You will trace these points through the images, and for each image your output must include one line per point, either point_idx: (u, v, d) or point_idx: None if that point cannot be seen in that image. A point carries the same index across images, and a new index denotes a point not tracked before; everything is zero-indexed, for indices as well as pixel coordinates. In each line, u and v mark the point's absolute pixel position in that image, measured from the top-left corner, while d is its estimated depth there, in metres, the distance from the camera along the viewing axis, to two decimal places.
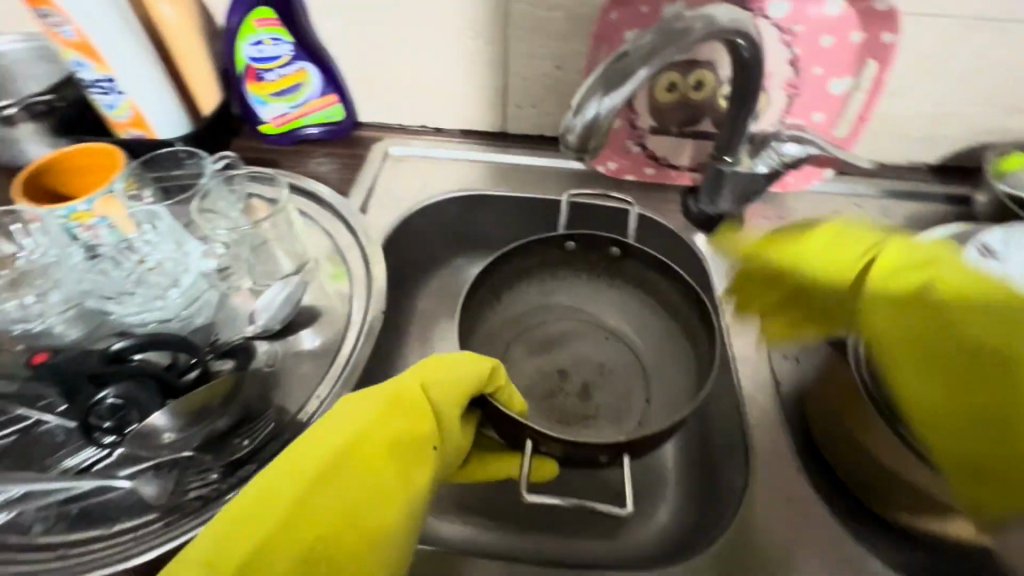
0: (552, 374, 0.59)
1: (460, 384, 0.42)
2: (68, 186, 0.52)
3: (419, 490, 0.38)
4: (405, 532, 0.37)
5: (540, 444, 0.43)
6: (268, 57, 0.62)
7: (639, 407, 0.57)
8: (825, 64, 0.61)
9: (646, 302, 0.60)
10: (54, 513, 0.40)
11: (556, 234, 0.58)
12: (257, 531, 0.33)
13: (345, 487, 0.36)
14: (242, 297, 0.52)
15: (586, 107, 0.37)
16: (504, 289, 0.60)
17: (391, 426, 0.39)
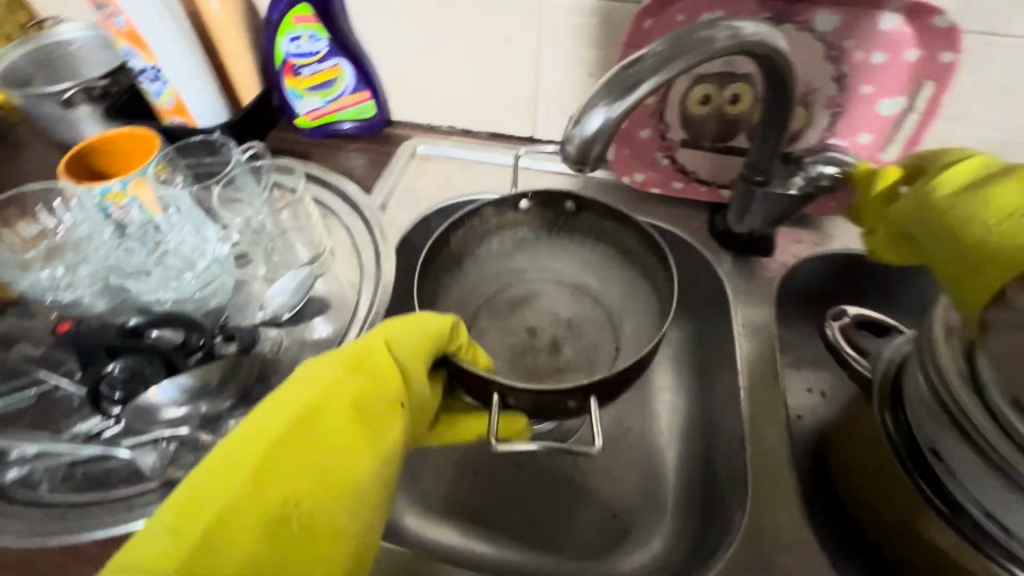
0: (519, 333, 0.58)
1: (422, 340, 0.43)
2: (109, 165, 0.55)
3: (388, 449, 0.40)
4: (377, 489, 0.39)
5: (507, 397, 0.45)
6: (305, 53, 0.64)
7: (608, 350, 0.56)
8: (875, 83, 0.57)
9: (606, 252, 0.58)
10: (61, 473, 0.42)
11: (507, 195, 0.55)
12: (226, 491, 0.33)
13: (312, 450, 0.37)
14: (256, 286, 0.54)
15: (586, 119, 0.36)
16: (467, 261, 0.58)
17: (356, 387, 0.40)
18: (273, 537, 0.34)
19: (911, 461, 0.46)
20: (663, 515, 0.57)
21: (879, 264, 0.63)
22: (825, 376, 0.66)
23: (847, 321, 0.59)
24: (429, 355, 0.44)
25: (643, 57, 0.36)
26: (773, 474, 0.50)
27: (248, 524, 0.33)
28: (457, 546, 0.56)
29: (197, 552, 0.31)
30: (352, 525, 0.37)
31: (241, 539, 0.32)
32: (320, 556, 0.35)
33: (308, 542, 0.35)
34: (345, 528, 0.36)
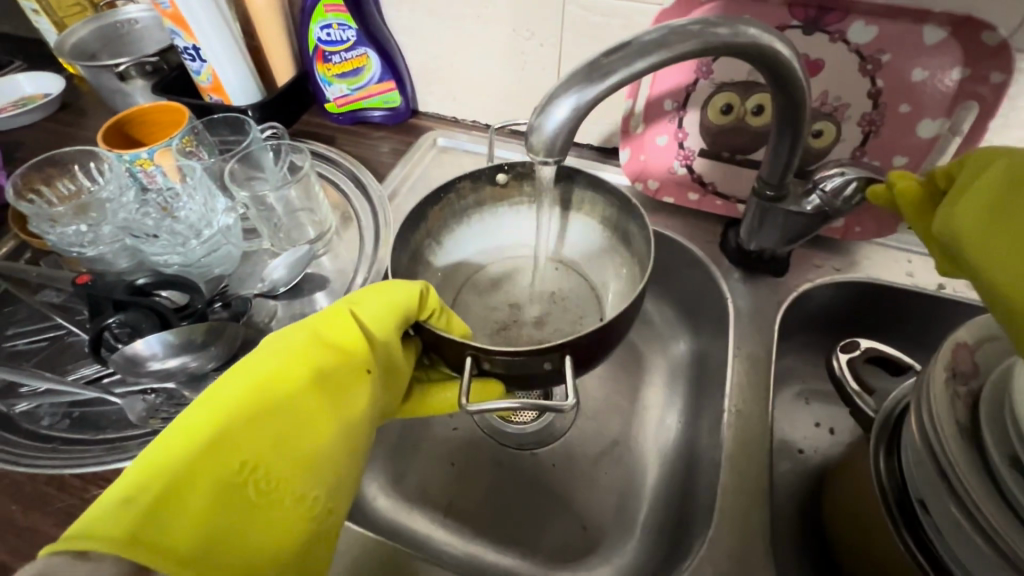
0: (505, 308, 0.61)
1: (389, 310, 0.45)
2: (142, 134, 0.59)
3: (352, 415, 0.42)
4: (339, 453, 0.40)
5: (481, 361, 0.44)
6: (335, 41, 0.66)
7: (592, 311, 0.60)
8: (913, 101, 0.53)
9: (585, 225, 0.59)
10: (60, 412, 0.48)
11: (483, 170, 0.57)
12: (189, 452, 0.34)
13: (272, 417, 0.38)
14: (262, 256, 0.59)
15: (551, 108, 0.35)
16: (447, 238, 0.59)
17: (318, 357, 0.41)
18: (231, 497, 0.34)
19: (898, 512, 0.42)
20: (636, 533, 0.56)
21: (907, 297, 0.58)
22: (835, 410, 0.62)
23: (857, 353, 0.55)
24: (399, 325, 0.45)
25: (625, 46, 0.35)
26: (747, 504, 0.47)
27: (205, 486, 0.34)
28: (425, 536, 0.56)
29: (150, 512, 0.31)
30: (315, 488, 0.38)
31: (197, 503, 0.33)
32: (283, 516, 0.36)
33: (269, 502, 0.36)
34: (307, 490, 0.37)
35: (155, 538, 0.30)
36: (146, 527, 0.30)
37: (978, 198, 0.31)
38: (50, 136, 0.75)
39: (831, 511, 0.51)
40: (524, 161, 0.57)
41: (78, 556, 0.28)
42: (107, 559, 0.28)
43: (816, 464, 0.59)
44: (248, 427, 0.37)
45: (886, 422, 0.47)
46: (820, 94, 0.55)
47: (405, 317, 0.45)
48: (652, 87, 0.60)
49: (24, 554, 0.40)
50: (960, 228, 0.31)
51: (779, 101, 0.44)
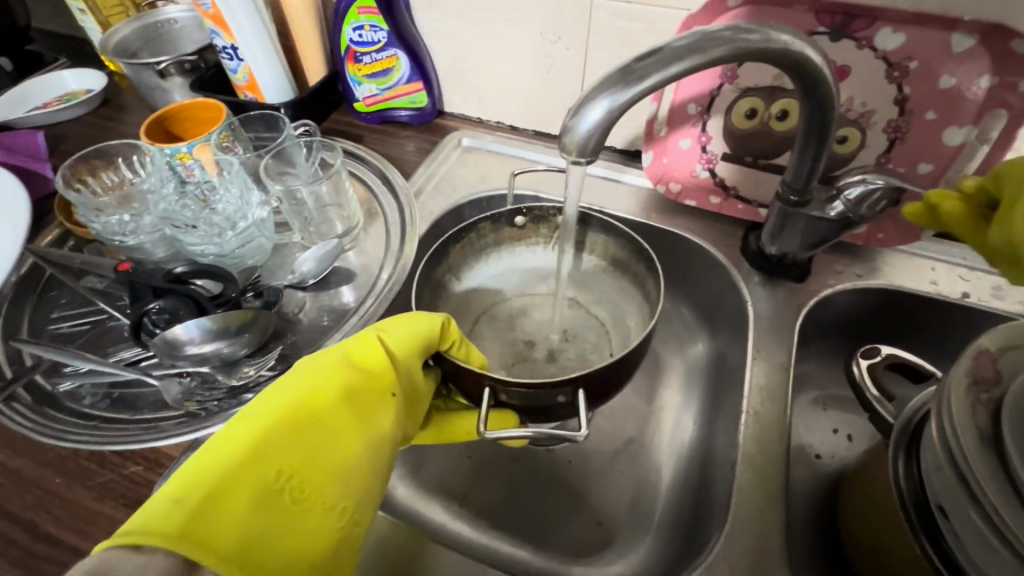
0: (519, 343, 0.61)
1: (413, 338, 0.47)
2: (182, 129, 0.62)
3: (378, 434, 0.43)
4: (367, 468, 0.42)
5: (498, 393, 0.46)
6: (367, 42, 0.67)
7: (604, 351, 0.59)
8: (940, 109, 0.53)
9: (598, 266, 0.60)
10: (101, 392, 0.50)
11: (502, 212, 0.59)
12: (229, 462, 0.36)
13: (304, 433, 0.40)
14: (292, 249, 0.61)
15: (585, 110, 0.36)
16: (467, 273, 0.61)
17: (347, 378, 0.43)
18: (267, 504, 0.36)
19: (917, 518, 0.42)
20: (650, 533, 0.56)
21: (930, 305, 0.58)
22: (853, 417, 0.62)
23: (877, 360, 0.55)
24: (422, 353, 0.47)
25: (657, 51, 0.36)
26: (764, 507, 0.47)
27: (244, 493, 0.36)
28: (443, 523, 0.58)
29: (195, 516, 0.33)
30: (343, 499, 0.40)
31: (237, 507, 0.35)
32: (315, 524, 0.38)
33: (302, 511, 0.37)
34: (337, 501, 0.39)
35: (200, 539, 0.32)
36: (191, 528, 0.32)
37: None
38: (92, 130, 0.78)
39: (846, 517, 0.51)
40: (542, 205, 0.59)
41: (132, 550, 0.30)
42: (157, 554, 0.31)
43: (832, 469, 0.59)
44: (282, 442, 0.39)
45: (906, 427, 0.47)
46: (846, 101, 0.55)
47: (428, 345, 0.47)
48: (677, 92, 0.61)
49: (68, 525, 0.42)
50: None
51: (806, 105, 0.44)
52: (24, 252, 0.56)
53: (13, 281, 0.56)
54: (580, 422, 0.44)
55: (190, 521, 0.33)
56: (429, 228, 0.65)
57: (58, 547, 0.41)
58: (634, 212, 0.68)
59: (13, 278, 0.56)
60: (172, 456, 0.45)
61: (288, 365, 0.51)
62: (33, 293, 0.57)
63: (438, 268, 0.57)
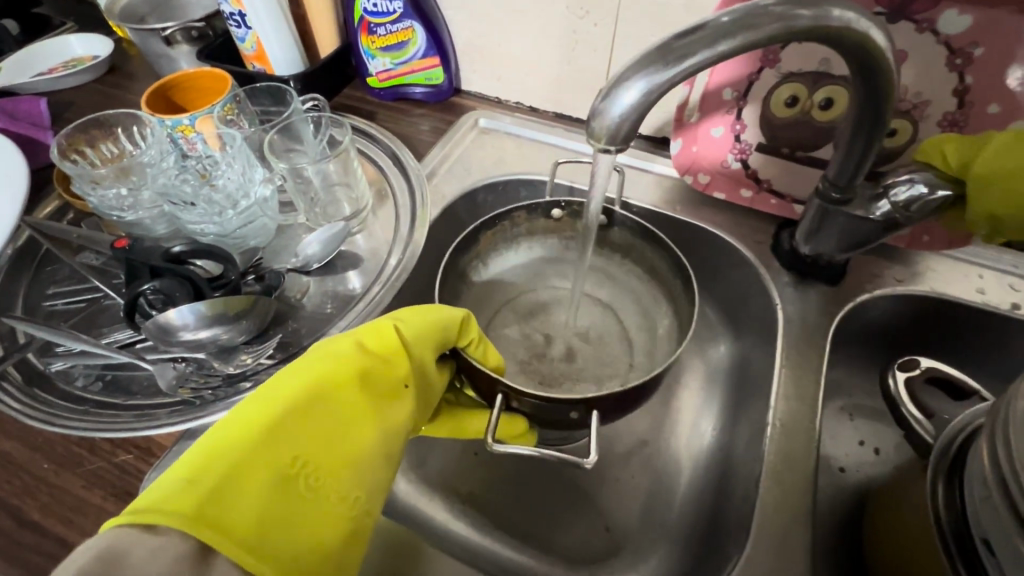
0: (537, 337, 0.58)
1: (429, 329, 0.44)
2: (184, 100, 0.59)
3: (392, 426, 0.41)
4: (381, 458, 0.39)
5: (510, 399, 0.44)
6: (382, 12, 0.63)
7: (622, 368, 0.55)
8: (1006, 102, 0.48)
9: (631, 269, 0.57)
10: (93, 373, 0.48)
11: (540, 201, 0.57)
12: (242, 444, 0.34)
13: (318, 419, 0.38)
14: (297, 231, 0.59)
15: (618, 91, 0.32)
16: (494, 259, 0.59)
17: (362, 365, 0.41)
18: (282, 490, 0.34)
19: (955, 546, 0.39)
20: (662, 541, 0.54)
21: (975, 315, 0.54)
22: (883, 429, 0.59)
23: (915, 373, 0.51)
24: (436, 347, 0.45)
25: (700, 28, 0.32)
26: (789, 526, 0.44)
27: (258, 478, 0.33)
28: (445, 523, 0.56)
29: (210, 499, 0.31)
30: (357, 489, 0.37)
31: (251, 492, 0.33)
32: (328, 514, 0.35)
33: (316, 498, 0.35)
34: (351, 491, 0.37)
35: (214, 524, 0.30)
36: (205, 511, 0.31)
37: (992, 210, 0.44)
38: (97, 97, 0.76)
39: (873, 538, 0.48)
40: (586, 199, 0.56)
41: (145, 531, 0.29)
42: (173, 536, 0.29)
43: (857, 484, 0.56)
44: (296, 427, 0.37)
45: (947, 448, 0.43)
46: (899, 90, 0.50)
47: (443, 339, 0.45)
48: (711, 75, 0.56)
49: (55, 514, 0.40)
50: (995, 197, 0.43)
51: (861, 94, 0.40)
52: (19, 224, 0.54)
53: (9, 253, 0.54)
54: (590, 448, 0.42)
55: (204, 503, 0.31)
56: (440, 213, 0.62)
57: (46, 537, 0.39)
58: (658, 203, 0.64)
59: (9, 251, 0.54)
60: (164, 445, 0.43)
61: (287, 354, 0.49)
62: (29, 268, 0.55)
63: (462, 256, 0.55)
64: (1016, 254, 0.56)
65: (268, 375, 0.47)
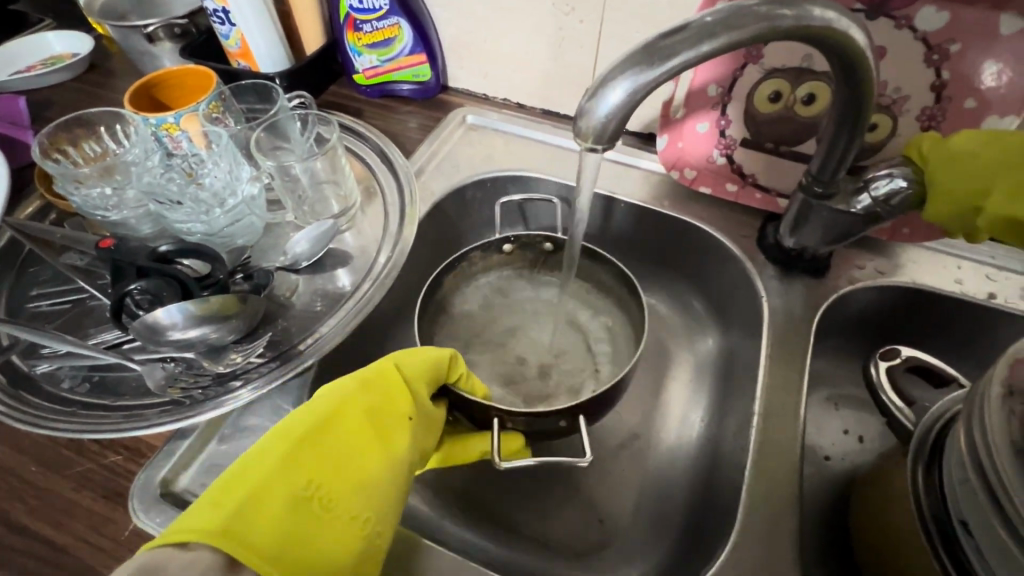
0: (510, 360, 0.58)
1: (424, 365, 0.45)
2: (168, 98, 0.58)
3: (398, 454, 0.40)
4: (391, 485, 0.39)
5: (505, 422, 0.45)
6: (367, 9, 0.63)
7: (592, 374, 0.56)
8: (981, 97, 0.49)
9: (585, 288, 0.59)
10: (81, 374, 0.48)
11: (491, 240, 0.59)
12: (258, 474, 0.34)
13: (329, 448, 0.38)
14: (285, 229, 0.59)
15: (605, 91, 0.33)
16: (459, 301, 0.60)
17: (368, 400, 0.41)
18: (299, 513, 0.34)
19: (936, 531, 0.40)
20: (651, 533, 0.55)
21: (954, 305, 0.55)
22: (866, 417, 0.60)
23: (896, 362, 0.52)
24: (433, 381, 0.45)
25: (686, 27, 0.32)
26: (775, 514, 0.45)
27: (275, 502, 0.33)
28: (437, 518, 0.56)
29: (231, 521, 0.31)
30: (368, 511, 0.37)
31: (269, 514, 0.33)
32: (342, 538, 0.35)
33: (333, 521, 0.35)
34: (362, 514, 0.37)
35: (235, 540, 0.31)
36: (229, 531, 0.31)
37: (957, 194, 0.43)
38: (78, 96, 0.74)
39: (857, 525, 0.49)
40: (530, 231, 0.58)
41: (178, 547, 0.30)
42: (205, 551, 0.30)
43: (842, 471, 0.57)
44: (309, 457, 0.37)
45: (926, 435, 0.44)
46: (879, 86, 0.51)
47: (437, 376, 0.46)
48: (695, 73, 0.57)
49: (45, 517, 0.40)
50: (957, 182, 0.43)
51: (841, 91, 0.41)
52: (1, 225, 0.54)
53: None
54: (585, 447, 0.45)
55: (226, 524, 0.31)
56: (429, 210, 0.62)
57: (37, 540, 0.40)
58: (645, 198, 0.64)
59: None
60: (154, 446, 0.44)
61: (278, 353, 0.49)
62: (11, 269, 0.54)
63: (431, 298, 0.57)
64: (993, 244, 0.57)
65: (260, 373, 0.47)
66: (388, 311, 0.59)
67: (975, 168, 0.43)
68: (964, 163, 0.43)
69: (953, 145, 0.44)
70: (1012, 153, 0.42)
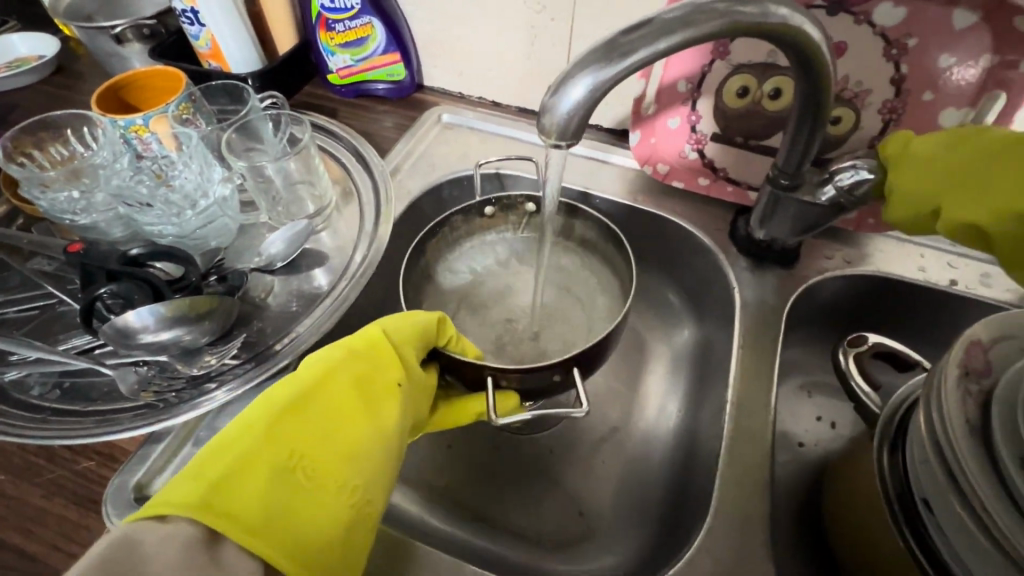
0: (499, 325, 0.59)
1: (411, 332, 0.45)
2: (137, 100, 0.58)
3: (384, 422, 0.40)
4: (378, 453, 0.39)
5: (499, 379, 0.45)
6: (339, 9, 0.63)
7: (581, 331, 0.57)
8: (938, 90, 0.51)
9: (563, 267, 0.61)
10: (50, 381, 0.47)
11: (472, 203, 0.59)
12: (243, 443, 0.34)
13: (314, 418, 0.38)
14: (259, 230, 0.58)
15: (566, 88, 0.33)
16: (445, 268, 0.60)
17: (355, 368, 0.41)
18: (285, 480, 0.34)
19: (900, 510, 0.41)
20: (631, 521, 0.55)
21: (918, 292, 0.57)
22: (838, 404, 0.61)
23: (864, 349, 0.53)
24: (420, 348, 0.46)
25: (647, 23, 0.33)
26: (747, 498, 0.47)
27: (260, 471, 0.34)
28: (419, 514, 0.56)
29: (216, 489, 0.31)
30: (357, 477, 0.37)
31: (255, 482, 0.33)
32: (331, 503, 0.35)
33: (317, 487, 0.35)
34: (350, 480, 0.37)
35: (213, 506, 0.31)
36: (213, 500, 0.31)
37: (911, 196, 0.42)
38: (44, 99, 0.73)
39: (827, 507, 0.51)
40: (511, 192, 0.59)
41: (157, 521, 0.30)
42: (185, 523, 0.30)
43: (816, 457, 0.58)
44: (294, 426, 0.37)
45: (890, 420, 0.46)
46: (842, 80, 0.53)
47: (425, 341, 0.46)
48: (665, 69, 0.58)
49: (16, 526, 0.40)
50: (916, 183, 0.41)
51: (801, 86, 0.42)
52: None
53: None
54: (581, 398, 0.44)
55: (211, 492, 0.31)
56: (405, 208, 0.62)
57: (7, 550, 0.39)
58: (619, 194, 0.65)
59: None
60: (128, 451, 0.43)
61: (253, 354, 0.49)
62: None
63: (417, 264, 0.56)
64: None
65: (235, 375, 0.47)
66: (365, 310, 0.59)
67: (941, 178, 0.40)
68: (926, 166, 0.41)
69: (924, 147, 0.42)
70: (985, 167, 0.38)
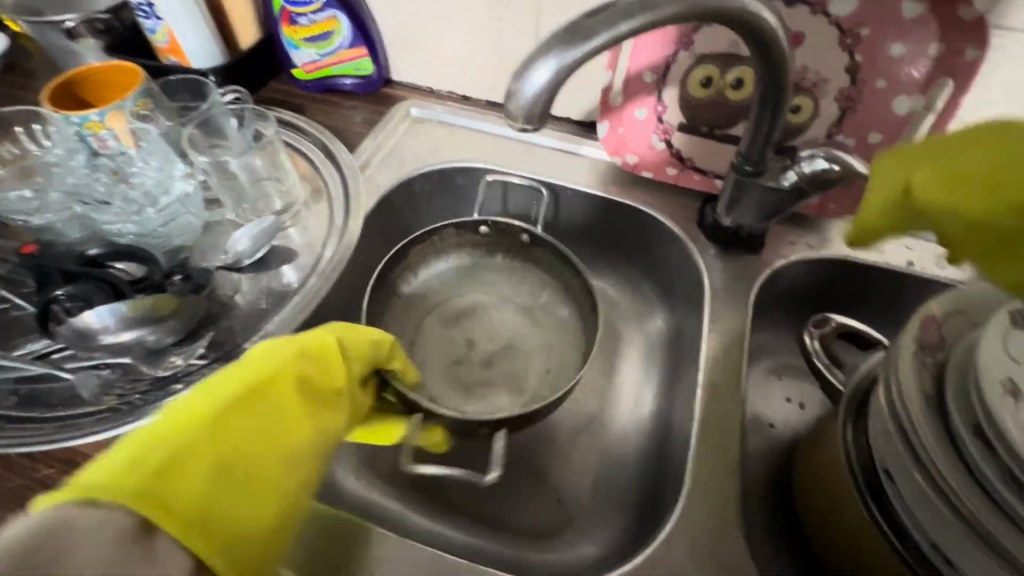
0: (459, 343, 0.60)
1: (365, 349, 0.46)
2: (92, 96, 0.55)
3: (323, 430, 0.40)
4: (313, 460, 0.39)
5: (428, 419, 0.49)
6: (302, 2, 0.62)
7: (534, 375, 0.58)
8: (890, 78, 0.53)
9: (528, 277, 0.62)
10: (5, 389, 0.45)
11: (468, 219, 0.60)
12: (187, 433, 0.32)
13: (261, 415, 0.36)
14: (225, 227, 0.57)
15: (529, 72, 0.34)
16: (423, 270, 0.62)
17: (307, 370, 0.40)
18: (222, 480, 0.33)
19: (865, 484, 0.42)
20: (609, 507, 0.56)
21: (878, 274, 0.59)
22: (806, 385, 0.63)
23: (828, 329, 0.55)
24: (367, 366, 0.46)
25: (608, 7, 0.34)
26: (720, 479, 0.48)
27: (201, 467, 0.32)
28: (397, 511, 0.55)
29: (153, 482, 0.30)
30: (290, 483, 0.36)
31: (194, 479, 0.31)
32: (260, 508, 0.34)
33: (250, 489, 0.34)
34: (282, 486, 0.36)
35: (149, 495, 0.29)
36: (150, 491, 0.29)
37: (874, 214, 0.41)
38: None
39: (797, 485, 0.52)
40: (507, 220, 0.60)
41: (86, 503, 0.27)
42: (119, 510, 0.28)
43: (786, 437, 0.60)
44: (237, 421, 0.35)
45: (856, 393, 0.47)
46: (800, 69, 0.54)
47: (373, 360, 0.47)
48: (631, 60, 0.59)
49: None
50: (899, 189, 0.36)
51: (760, 73, 0.43)
52: None
53: None
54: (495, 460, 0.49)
55: (149, 483, 0.29)
56: (376, 203, 0.61)
57: None
58: (591, 184, 0.65)
59: None
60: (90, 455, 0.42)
61: (221, 352, 0.48)
62: None
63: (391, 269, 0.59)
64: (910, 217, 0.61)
65: (203, 374, 0.46)
66: (337, 307, 0.58)
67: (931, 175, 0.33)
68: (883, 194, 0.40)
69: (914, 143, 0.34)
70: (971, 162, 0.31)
